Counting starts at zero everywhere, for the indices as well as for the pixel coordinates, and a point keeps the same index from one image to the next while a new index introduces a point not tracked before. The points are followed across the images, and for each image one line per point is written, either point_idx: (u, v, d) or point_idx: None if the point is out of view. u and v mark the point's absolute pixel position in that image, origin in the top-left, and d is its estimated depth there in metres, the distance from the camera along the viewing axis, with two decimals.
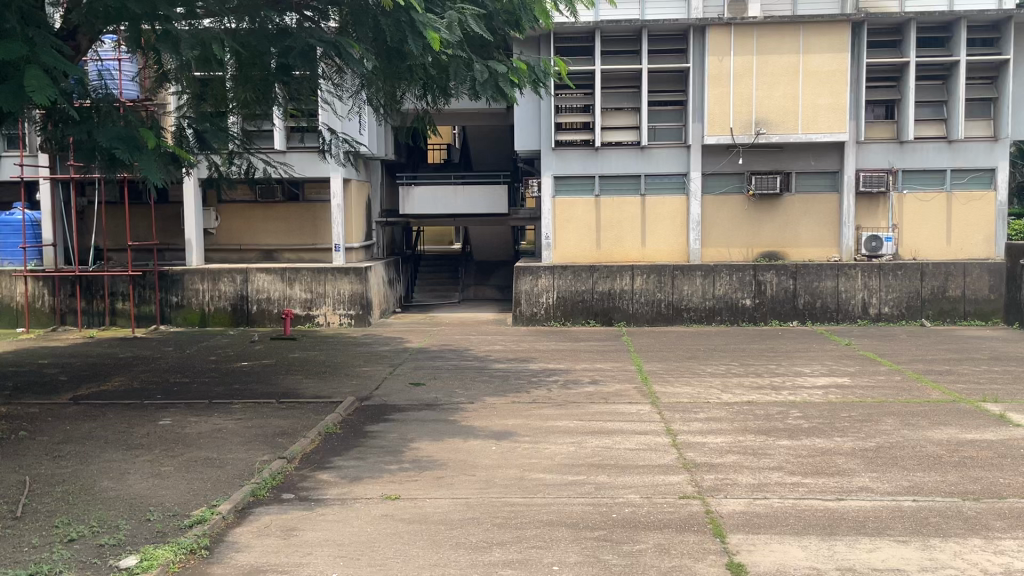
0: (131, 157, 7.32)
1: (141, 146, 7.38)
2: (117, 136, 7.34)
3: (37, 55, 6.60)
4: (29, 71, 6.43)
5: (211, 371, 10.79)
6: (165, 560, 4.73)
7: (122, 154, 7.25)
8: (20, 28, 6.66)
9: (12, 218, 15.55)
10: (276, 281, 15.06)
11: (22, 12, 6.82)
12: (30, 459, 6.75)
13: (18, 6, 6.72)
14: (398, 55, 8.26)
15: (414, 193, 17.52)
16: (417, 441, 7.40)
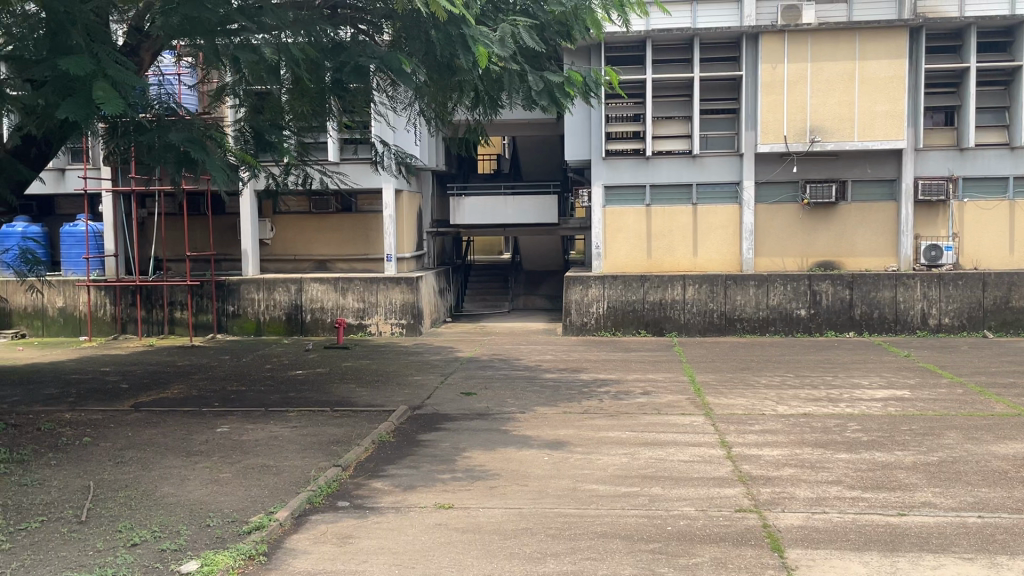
0: (201, 156, 7.58)
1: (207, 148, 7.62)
2: (185, 139, 7.61)
3: (103, 68, 6.82)
4: (95, 84, 6.63)
5: (267, 379, 10.97)
6: (226, 566, 4.81)
7: (194, 151, 7.51)
8: (87, 44, 6.89)
9: (76, 229, 16.02)
10: (330, 290, 15.25)
11: (89, 30, 7.07)
12: (95, 465, 6.92)
13: (84, 24, 6.97)
14: (449, 70, 8.36)
15: (465, 203, 17.59)
16: (469, 450, 7.42)
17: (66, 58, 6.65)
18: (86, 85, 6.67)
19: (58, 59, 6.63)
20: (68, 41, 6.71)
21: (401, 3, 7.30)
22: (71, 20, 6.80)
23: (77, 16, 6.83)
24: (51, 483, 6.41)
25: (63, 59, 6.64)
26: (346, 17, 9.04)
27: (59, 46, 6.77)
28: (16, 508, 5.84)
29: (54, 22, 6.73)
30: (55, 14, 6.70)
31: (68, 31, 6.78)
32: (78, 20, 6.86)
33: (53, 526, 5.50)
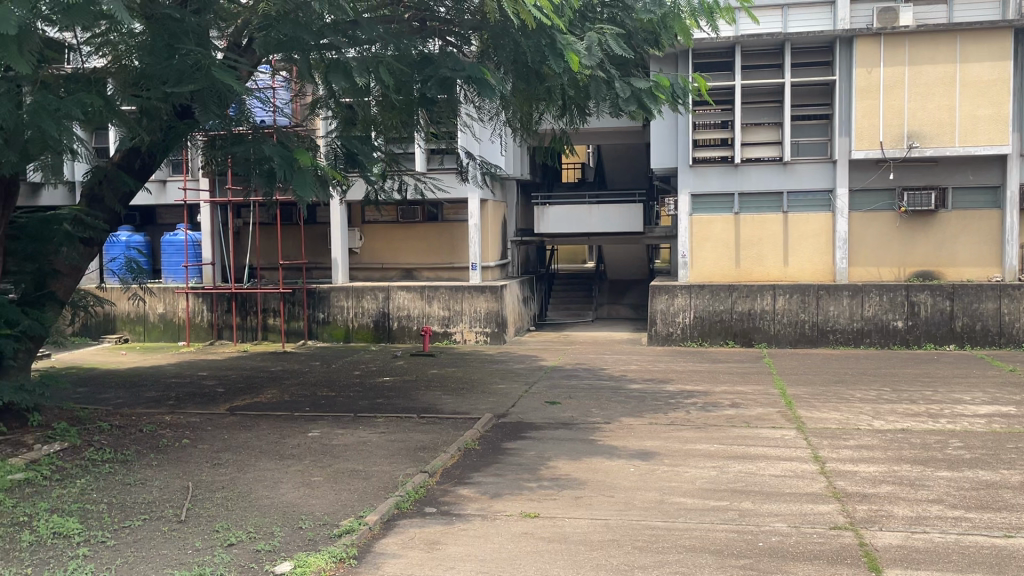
0: (287, 175, 7.67)
1: (295, 164, 7.71)
2: (279, 153, 7.74)
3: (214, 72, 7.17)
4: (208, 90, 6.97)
5: (356, 385, 11.17)
6: (317, 567, 4.92)
7: (280, 169, 7.63)
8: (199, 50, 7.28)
9: (176, 239, 16.84)
10: (416, 298, 15.47)
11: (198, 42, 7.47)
12: (193, 466, 7.17)
13: (194, 34, 7.38)
14: (536, 78, 8.42)
15: (548, 212, 17.65)
16: (555, 459, 7.41)
17: (182, 63, 7.02)
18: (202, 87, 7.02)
19: (175, 63, 7.01)
20: (183, 47, 7.10)
21: (492, 13, 7.39)
22: (184, 29, 7.22)
23: (189, 24, 7.26)
24: (153, 483, 6.67)
25: (180, 65, 7.01)
26: (435, 30, 9.18)
27: (173, 50, 7.14)
28: (121, 506, 6.10)
29: (169, 31, 7.15)
30: (169, 22, 7.14)
31: (181, 39, 7.18)
32: (189, 30, 7.28)
33: (154, 525, 5.72)
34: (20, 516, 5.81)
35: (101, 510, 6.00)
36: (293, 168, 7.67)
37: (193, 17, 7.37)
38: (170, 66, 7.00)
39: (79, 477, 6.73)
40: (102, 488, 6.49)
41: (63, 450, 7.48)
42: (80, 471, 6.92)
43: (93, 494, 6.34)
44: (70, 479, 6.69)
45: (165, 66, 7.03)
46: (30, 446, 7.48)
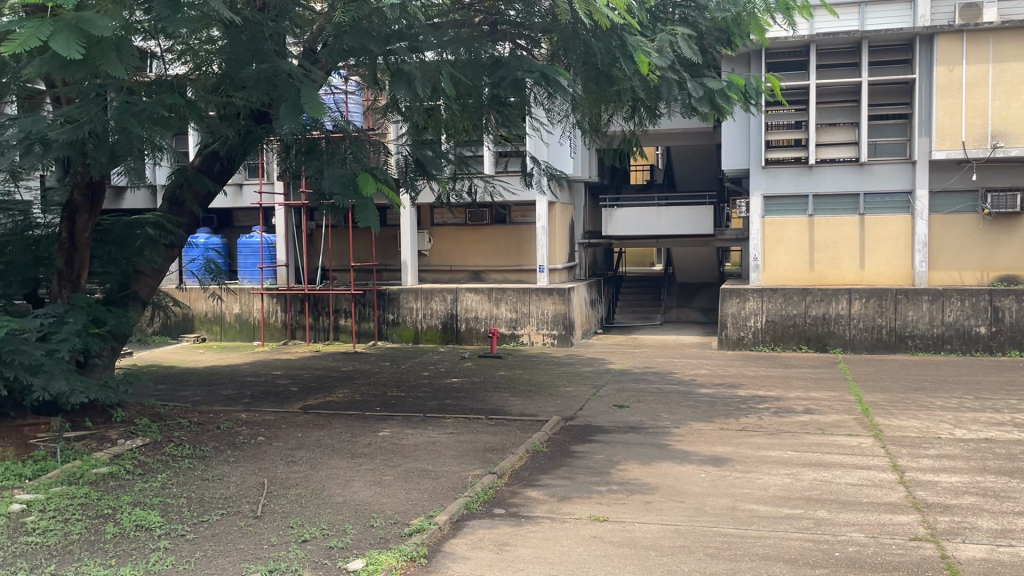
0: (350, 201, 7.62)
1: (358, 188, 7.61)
2: (343, 182, 7.69)
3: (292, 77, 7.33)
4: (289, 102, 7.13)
5: (425, 386, 11.29)
6: (389, 565, 4.98)
7: (342, 199, 7.61)
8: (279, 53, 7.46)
9: (252, 240, 17.30)
10: (484, 300, 15.56)
11: (276, 46, 7.64)
12: (268, 464, 7.33)
13: (271, 38, 7.56)
14: (606, 80, 8.40)
15: (616, 214, 17.57)
16: (624, 463, 7.36)
17: (264, 68, 7.20)
18: (285, 92, 7.21)
19: (257, 69, 7.19)
20: (264, 53, 7.28)
21: (564, 13, 7.38)
22: (263, 33, 7.39)
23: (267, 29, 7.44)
24: (230, 478, 6.85)
25: (262, 69, 7.20)
26: (505, 33, 9.23)
27: (255, 52, 7.32)
28: (199, 501, 6.27)
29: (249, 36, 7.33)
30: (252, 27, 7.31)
31: (262, 43, 7.35)
32: (267, 34, 7.45)
33: (232, 519, 5.87)
34: (104, 508, 6.03)
35: (181, 504, 6.18)
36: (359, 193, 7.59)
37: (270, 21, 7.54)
38: (253, 70, 7.17)
39: (160, 472, 6.94)
40: (182, 483, 6.68)
41: (145, 445, 7.74)
42: (161, 466, 7.14)
43: (173, 488, 6.54)
44: (152, 474, 6.90)
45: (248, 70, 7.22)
46: (114, 441, 7.75)
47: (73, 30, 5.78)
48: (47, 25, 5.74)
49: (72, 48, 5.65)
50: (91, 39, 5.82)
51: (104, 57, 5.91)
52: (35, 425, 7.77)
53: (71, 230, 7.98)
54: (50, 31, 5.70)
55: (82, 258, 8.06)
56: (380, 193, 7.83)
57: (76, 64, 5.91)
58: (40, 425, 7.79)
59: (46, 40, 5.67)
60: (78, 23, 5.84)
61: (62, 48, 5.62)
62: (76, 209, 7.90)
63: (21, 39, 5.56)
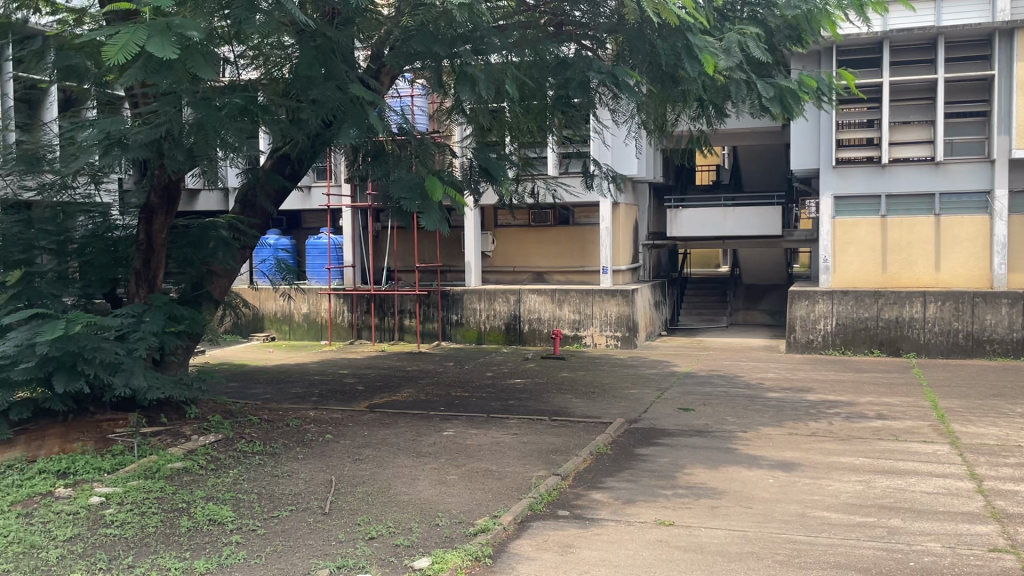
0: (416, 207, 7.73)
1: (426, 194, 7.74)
2: (411, 186, 7.79)
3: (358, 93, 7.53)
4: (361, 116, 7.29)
5: (488, 386, 11.34)
6: (454, 565, 5.02)
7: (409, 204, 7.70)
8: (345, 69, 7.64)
9: (319, 241, 17.62)
10: (547, 301, 15.55)
11: (345, 60, 7.80)
12: (336, 461, 7.45)
13: (341, 52, 7.71)
14: (672, 80, 8.31)
15: (681, 215, 17.40)
16: (690, 467, 7.28)
17: (334, 86, 7.40)
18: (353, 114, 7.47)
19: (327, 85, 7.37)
20: (331, 68, 7.43)
21: (631, 13, 7.32)
22: (333, 48, 7.54)
23: (337, 43, 7.57)
24: (299, 475, 6.98)
25: (331, 85, 7.39)
26: (571, 34, 9.27)
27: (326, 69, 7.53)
28: (269, 497, 6.40)
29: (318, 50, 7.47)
30: (322, 41, 7.46)
31: (330, 56, 7.50)
32: (337, 48, 7.58)
33: (301, 516, 5.98)
34: (179, 502, 6.20)
35: (252, 500, 6.32)
36: (425, 196, 7.75)
37: (340, 35, 7.69)
38: (324, 85, 7.36)
39: (232, 468, 7.12)
40: (252, 479, 6.84)
41: (217, 441, 7.93)
42: (233, 462, 7.32)
43: (244, 484, 6.69)
44: (224, 469, 7.08)
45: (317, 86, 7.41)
46: (188, 437, 7.97)
47: (165, 33, 5.97)
48: (142, 30, 5.94)
49: (167, 49, 5.81)
50: (182, 42, 6.01)
51: (193, 61, 6.09)
52: (113, 421, 8.05)
53: (148, 232, 8.22)
54: (145, 35, 5.89)
55: (158, 258, 8.31)
56: (445, 194, 7.94)
57: (166, 67, 6.06)
58: (118, 421, 8.06)
59: (143, 45, 5.85)
60: (170, 28, 6.01)
61: (157, 49, 5.78)
62: (153, 211, 8.14)
63: (119, 45, 5.76)
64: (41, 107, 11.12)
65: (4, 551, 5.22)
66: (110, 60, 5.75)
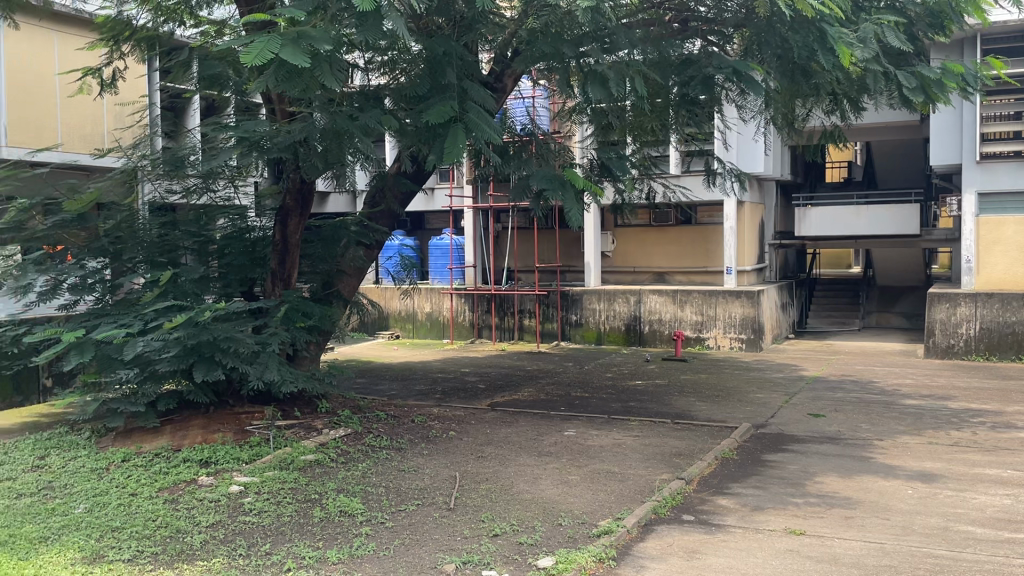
0: (556, 198, 7.63)
1: (566, 184, 7.66)
2: (546, 179, 7.75)
3: (464, 106, 7.51)
4: (457, 125, 7.21)
5: (609, 387, 11.29)
6: (579, 565, 5.00)
7: (549, 195, 7.61)
8: (458, 81, 7.68)
9: (442, 242, 17.98)
10: (668, 302, 15.33)
11: (463, 69, 7.93)
12: (459, 458, 7.56)
13: (458, 60, 7.84)
14: (804, 74, 8.10)
15: (811, 214, 16.80)
16: (822, 475, 7.02)
17: (446, 97, 7.39)
18: (446, 129, 7.25)
19: (441, 98, 7.38)
20: (446, 79, 7.54)
21: (761, 6, 7.14)
22: (450, 58, 7.66)
23: (452, 54, 7.66)
24: (424, 470, 7.13)
25: (440, 99, 7.37)
26: (697, 30, 9.09)
27: (435, 85, 7.59)
28: (396, 491, 6.56)
29: (435, 62, 7.58)
30: (438, 55, 7.55)
31: (445, 68, 7.60)
32: (453, 57, 7.69)
33: (427, 510, 6.10)
34: (312, 493, 6.43)
35: (379, 493, 6.49)
36: (565, 188, 7.64)
37: (457, 46, 7.81)
38: (433, 99, 7.40)
39: (361, 462, 7.33)
40: (379, 473, 7.02)
41: (347, 434, 8.19)
42: (362, 455, 7.54)
43: (372, 477, 6.88)
44: (353, 462, 7.31)
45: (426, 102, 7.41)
46: (320, 430, 8.26)
47: (300, 43, 6.27)
48: (275, 39, 6.25)
49: (299, 58, 6.10)
50: (312, 52, 6.28)
51: (321, 69, 6.34)
52: (251, 413, 8.41)
53: (283, 232, 8.46)
54: (278, 44, 6.20)
55: (293, 258, 8.53)
56: (585, 187, 7.75)
57: (296, 74, 6.29)
58: (255, 414, 8.40)
59: (277, 53, 6.17)
60: (300, 38, 6.30)
61: (289, 58, 6.09)
62: (288, 213, 8.40)
63: (255, 51, 6.09)
64: (186, 115, 11.80)
65: (154, 534, 5.54)
66: (247, 65, 6.08)
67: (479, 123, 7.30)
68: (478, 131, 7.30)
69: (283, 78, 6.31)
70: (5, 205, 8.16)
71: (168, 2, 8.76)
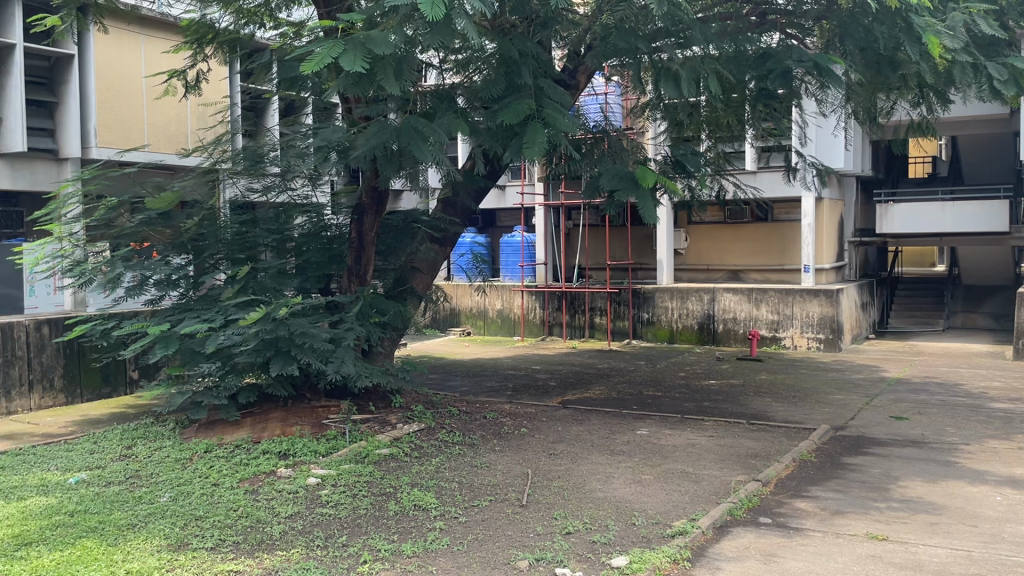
0: (630, 195, 7.54)
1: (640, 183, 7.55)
2: (620, 179, 7.70)
3: (540, 103, 7.54)
4: (534, 122, 7.21)
5: (682, 386, 11.16)
6: (653, 565, 4.95)
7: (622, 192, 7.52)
8: (533, 80, 7.73)
9: (513, 240, 18.01)
10: (744, 301, 15.07)
11: (538, 67, 7.94)
12: (531, 455, 7.57)
13: (531, 59, 7.84)
14: (889, 65, 7.85)
15: (893, 211, 16.32)
16: (905, 479, 6.82)
17: (521, 96, 7.44)
18: (522, 128, 7.27)
19: (516, 97, 7.43)
20: (520, 79, 7.56)
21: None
22: (522, 57, 7.68)
23: (525, 53, 7.67)
24: (497, 467, 7.15)
25: (515, 98, 7.40)
26: (775, 23, 8.91)
27: (510, 85, 7.62)
28: (469, 486, 6.60)
29: (508, 61, 7.59)
30: (510, 53, 7.56)
31: (519, 67, 7.62)
32: (526, 56, 7.70)
33: (500, 506, 6.12)
34: (387, 487, 6.52)
35: (453, 488, 6.54)
36: (639, 185, 7.53)
37: (532, 44, 7.81)
38: (509, 98, 7.44)
39: (434, 456, 7.41)
40: (453, 468, 7.08)
41: (420, 429, 8.28)
42: (434, 450, 7.62)
43: (445, 472, 6.94)
44: (427, 457, 7.38)
45: (500, 101, 7.52)
46: (394, 425, 8.37)
47: (361, 48, 6.35)
48: (338, 45, 6.38)
49: (357, 64, 6.21)
50: (376, 55, 6.38)
51: (385, 73, 6.43)
52: (327, 407, 8.55)
53: (358, 231, 8.60)
54: (340, 49, 6.33)
55: (368, 255, 8.64)
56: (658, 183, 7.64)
57: (364, 78, 6.53)
58: (331, 407, 8.54)
59: (337, 58, 6.31)
60: (361, 41, 6.40)
61: (348, 63, 6.20)
62: (364, 211, 8.55)
63: (316, 58, 6.25)
64: (265, 114, 12.10)
65: (236, 524, 5.69)
66: (309, 71, 6.25)
67: (555, 118, 7.29)
68: (555, 126, 7.30)
69: (352, 84, 6.55)
70: (95, 203, 8.45)
71: (249, 5, 8.96)
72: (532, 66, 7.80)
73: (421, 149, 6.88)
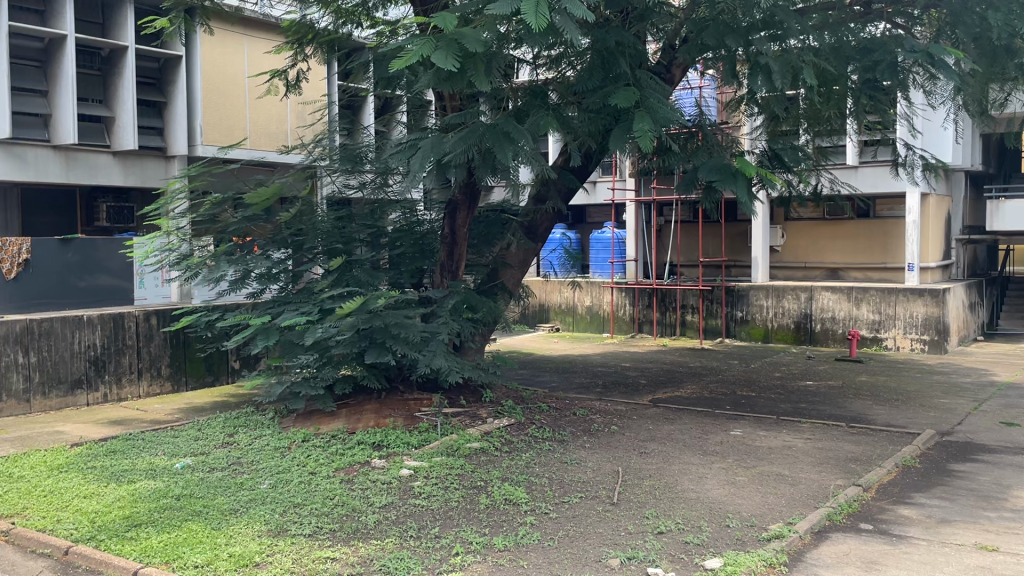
0: (727, 186, 7.40)
1: (738, 174, 7.47)
2: (717, 170, 7.56)
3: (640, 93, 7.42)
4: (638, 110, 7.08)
5: (778, 387, 10.89)
6: (748, 568, 4.86)
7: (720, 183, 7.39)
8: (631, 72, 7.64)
9: (603, 236, 17.91)
10: (843, 299, 14.62)
11: (635, 58, 7.84)
12: (622, 453, 7.50)
13: (629, 50, 7.74)
14: (1004, 53, 7.56)
15: (1004, 208, 15.53)
16: (1017, 489, 6.50)
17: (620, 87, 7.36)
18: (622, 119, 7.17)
19: (614, 88, 7.33)
20: (616, 69, 7.47)
21: None
22: (619, 48, 7.58)
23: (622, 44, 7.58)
24: (587, 463, 7.13)
25: (611, 90, 7.33)
26: (881, 13, 8.58)
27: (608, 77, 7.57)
28: (560, 482, 6.61)
29: (605, 52, 7.51)
30: (606, 45, 7.48)
31: (616, 58, 7.52)
32: (622, 48, 7.60)
33: (590, 504, 6.09)
34: (478, 480, 6.57)
35: (543, 483, 6.56)
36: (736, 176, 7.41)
37: (629, 36, 7.71)
38: (607, 89, 7.39)
39: (525, 451, 7.44)
40: (543, 463, 7.09)
41: (510, 424, 8.32)
42: (525, 445, 7.64)
43: (535, 467, 6.96)
44: (517, 452, 7.41)
45: (598, 93, 7.46)
46: (485, 419, 8.44)
47: (453, 44, 6.40)
48: (431, 42, 6.43)
49: (449, 61, 6.26)
50: (466, 52, 6.43)
51: (475, 70, 6.48)
52: (419, 400, 8.66)
53: (452, 226, 8.67)
54: (432, 47, 6.38)
55: (460, 250, 8.73)
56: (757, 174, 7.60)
57: (454, 74, 6.58)
58: (423, 401, 8.64)
59: (428, 56, 6.35)
60: (452, 38, 6.45)
61: (440, 61, 6.26)
62: (457, 206, 8.60)
63: (409, 56, 6.33)
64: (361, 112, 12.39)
65: (332, 512, 5.83)
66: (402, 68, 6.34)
67: (651, 110, 7.18)
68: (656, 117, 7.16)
69: (443, 79, 6.60)
70: (200, 199, 8.77)
71: (347, 5, 9.13)
72: (629, 58, 7.70)
73: (512, 147, 6.90)
